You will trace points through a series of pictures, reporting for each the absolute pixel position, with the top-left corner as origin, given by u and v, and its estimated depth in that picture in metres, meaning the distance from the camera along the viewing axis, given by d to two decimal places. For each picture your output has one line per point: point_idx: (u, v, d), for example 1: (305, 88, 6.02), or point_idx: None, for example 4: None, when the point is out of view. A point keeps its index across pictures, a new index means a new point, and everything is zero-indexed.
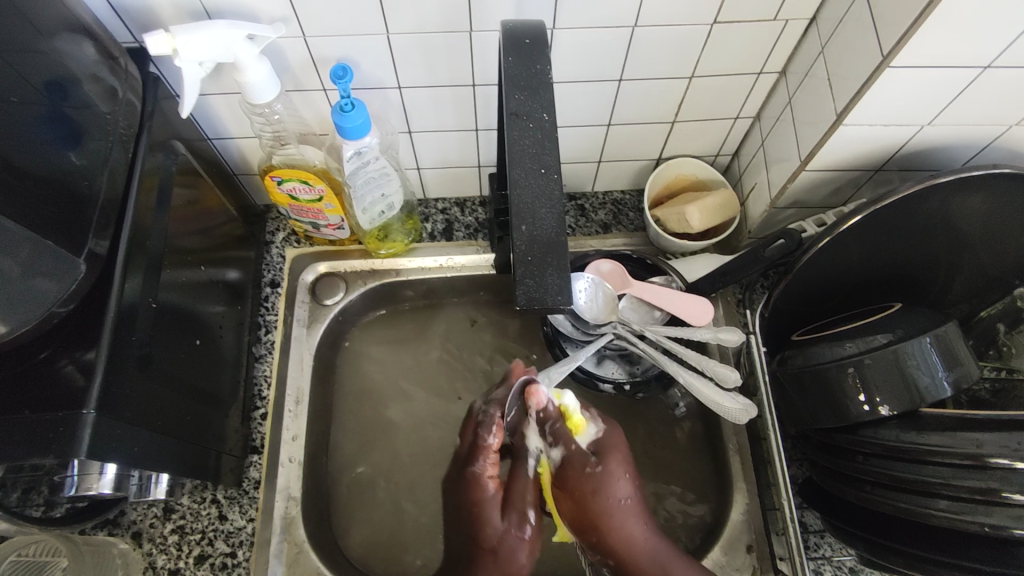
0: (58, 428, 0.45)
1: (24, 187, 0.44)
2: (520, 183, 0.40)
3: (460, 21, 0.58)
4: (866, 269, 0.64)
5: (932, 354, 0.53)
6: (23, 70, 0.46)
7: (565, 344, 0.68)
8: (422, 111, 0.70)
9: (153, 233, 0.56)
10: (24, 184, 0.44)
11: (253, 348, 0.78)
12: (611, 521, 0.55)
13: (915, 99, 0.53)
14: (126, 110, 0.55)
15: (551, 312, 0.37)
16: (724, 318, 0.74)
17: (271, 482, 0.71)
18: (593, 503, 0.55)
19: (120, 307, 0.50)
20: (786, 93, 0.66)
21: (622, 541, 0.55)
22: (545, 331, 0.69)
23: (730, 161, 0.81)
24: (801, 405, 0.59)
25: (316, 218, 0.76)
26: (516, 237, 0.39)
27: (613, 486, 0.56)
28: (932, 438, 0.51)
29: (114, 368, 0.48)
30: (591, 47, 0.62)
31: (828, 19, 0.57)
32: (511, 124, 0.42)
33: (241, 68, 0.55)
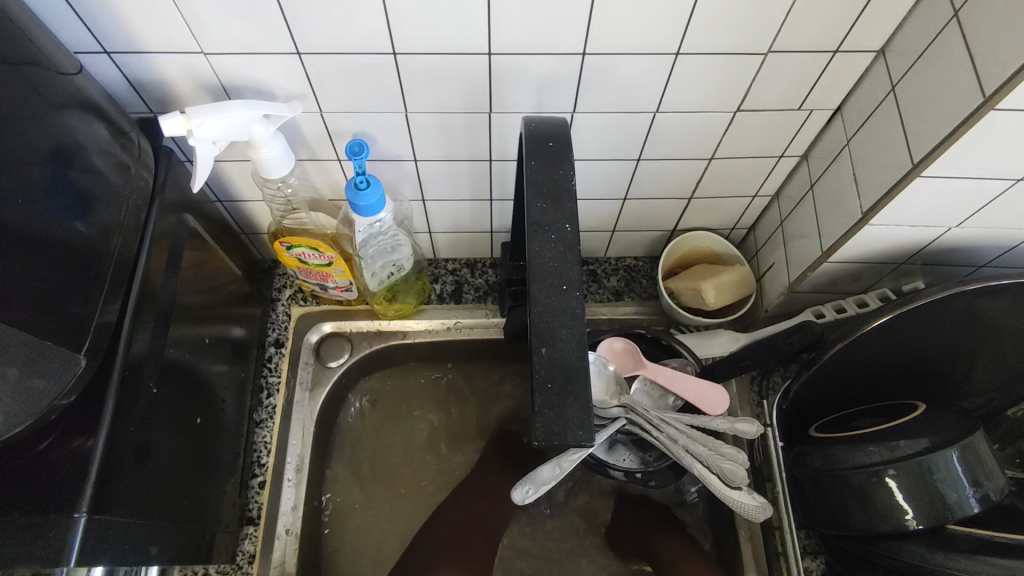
0: (48, 532, 0.43)
1: (24, 264, 0.42)
2: (541, 300, 0.38)
3: (480, 103, 0.57)
4: (886, 362, 0.62)
5: (960, 470, 0.51)
6: (31, 138, 0.44)
7: None
8: (437, 182, 0.68)
9: (160, 308, 0.55)
10: (29, 266, 0.42)
11: (255, 412, 0.76)
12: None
13: (945, 205, 0.52)
14: (138, 186, 0.54)
15: (572, 447, 0.35)
16: (738, 398, 0.72)
17: (267, 557, 0.69)
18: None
19: (120, 397, 0.48)
20: (807, 177, 0.65)
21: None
22: None
23: (746, 234, 0.80)
24: (819, 509, 0.57)
25: (324, 281, 0.74)
26: (535, 360, 0.37)
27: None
28: (960, 562, 0.49)
29: (110, 462, 0.46)
30: (613, 130, 0.61)
31: (854, 112, 0.57)
32: (532, 234, 0.40)
33: (257, 145, 0.54)
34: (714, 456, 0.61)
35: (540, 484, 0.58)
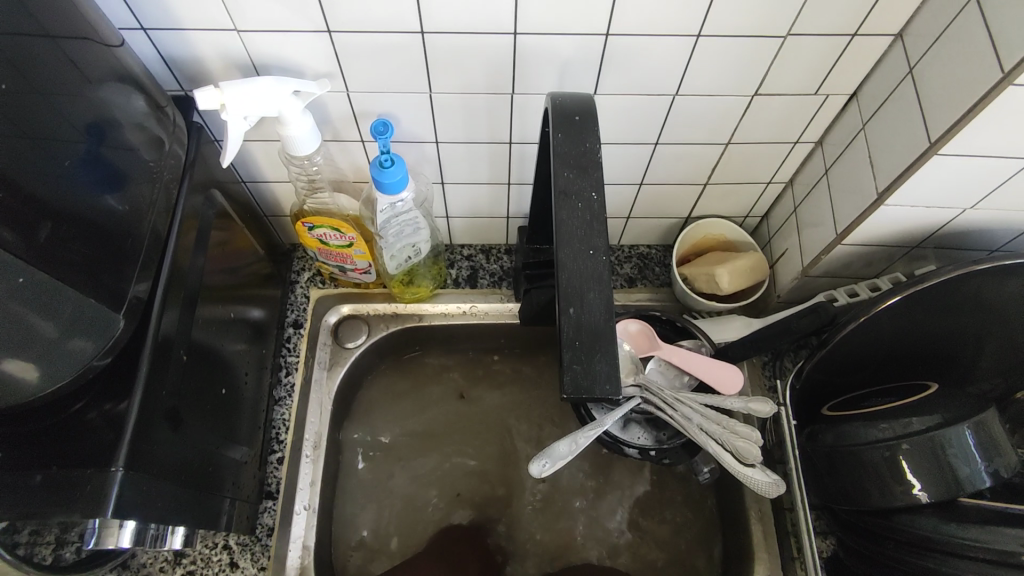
0: (85, 485, 0.44)
1: (65, 231, 0.43)
2: (568, 264, 0.40)
3: (503, 84, 0.58)
4: (898, 345, 0.63)
5: (971, 444, 0.52)
6: (67, 113, 0.45)
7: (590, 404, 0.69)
8: (457, 165, 0.70)
9: (189, 280, 0.56)
10: (68, 234, 0.43)
11: (274, 390, 0.77)
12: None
13: (960, 185, 0.53)
14: (171, 161, 0.55)
15: (599, 401, 0.37)
16: (750, 382, 0.73)
17: (285, 530, 0.70)
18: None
19: (153, 361, 0.50)
20: (822, 163, 0.66)
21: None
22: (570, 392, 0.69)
23: (759, 223, 0.81)
24: (832, 484, 0.58)
25: (343, 262, 0.76)
26: (562, 320, 0.38)
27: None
28: (971, 530, 0.50)
29: (144, 422, 0.48)
30: (632, 113, 0.62)
31: (870, 96, 0.58)
32: (560, 202, 0.42)
33: (285, 122, 0.55)
34: (728, 434, 0.62)
35: (558, 458, 0.59)
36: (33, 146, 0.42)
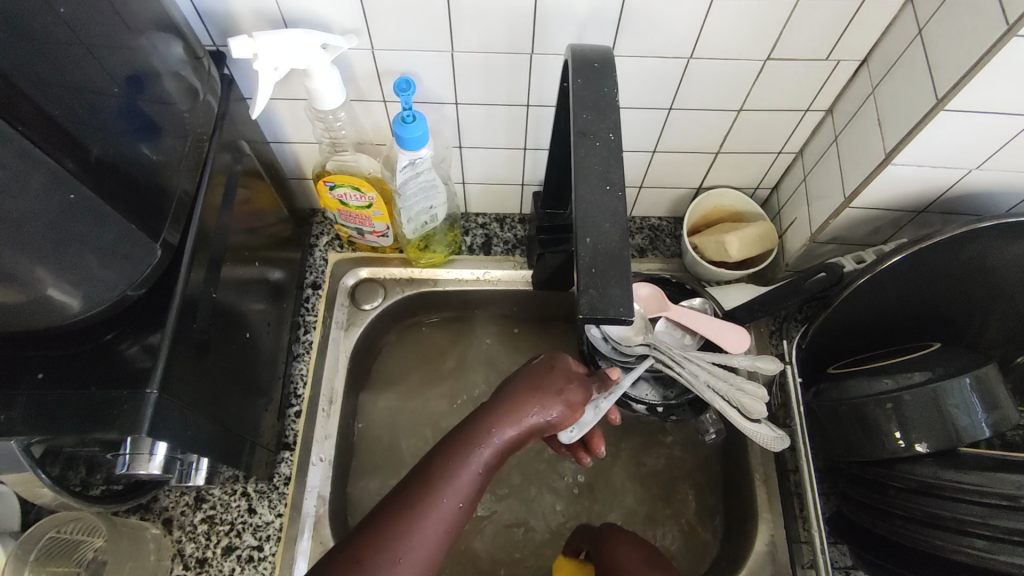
0: (121, 406, 0.46)
1: (110, 176, 0.44)
2: (586, 198, 0.42)
3: (524, 44, 0.60)
4: (904, 308, 0.64)
5: (972, 396, 0.54)
6: (111, 66, 0.46)
7: (601, 362, 0.70)
8: (475, 128, 0.72)
9: (217, 226, 0.59)
10: (112, 179, 0.44)
11: (292, 347, 0.79)
12: (465, 471, 0.48)
13: (965, 143, 0.54)
14: (204, 111, 0.58)
15: (613, 323, 0.39)
16: (756, 348, 0.75)
17: (302, 479, 0.72)
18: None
19: (184, 297, 0.52)
20: (832, 131, 0.68)
21: (475, 435, 0.49)
22: (582, 348, 0.71)
23: (769, 195, 0.83)
24: (834, 436, 0.60)
25: (361, 224, 0.78)
26: (580, 249, 0.40)
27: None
28: (969, 476, 0.52)
29: (176, 352, 0.50)
30: (648, 76, 0.64)
31: (880, 61, 0.59)
32: (579, 141, 0.44)
33: (313, 75, 0.58)
34: (734, 392, 0.63)
35: (585, 426, 0.57)
36: (80, 94, 0.42)
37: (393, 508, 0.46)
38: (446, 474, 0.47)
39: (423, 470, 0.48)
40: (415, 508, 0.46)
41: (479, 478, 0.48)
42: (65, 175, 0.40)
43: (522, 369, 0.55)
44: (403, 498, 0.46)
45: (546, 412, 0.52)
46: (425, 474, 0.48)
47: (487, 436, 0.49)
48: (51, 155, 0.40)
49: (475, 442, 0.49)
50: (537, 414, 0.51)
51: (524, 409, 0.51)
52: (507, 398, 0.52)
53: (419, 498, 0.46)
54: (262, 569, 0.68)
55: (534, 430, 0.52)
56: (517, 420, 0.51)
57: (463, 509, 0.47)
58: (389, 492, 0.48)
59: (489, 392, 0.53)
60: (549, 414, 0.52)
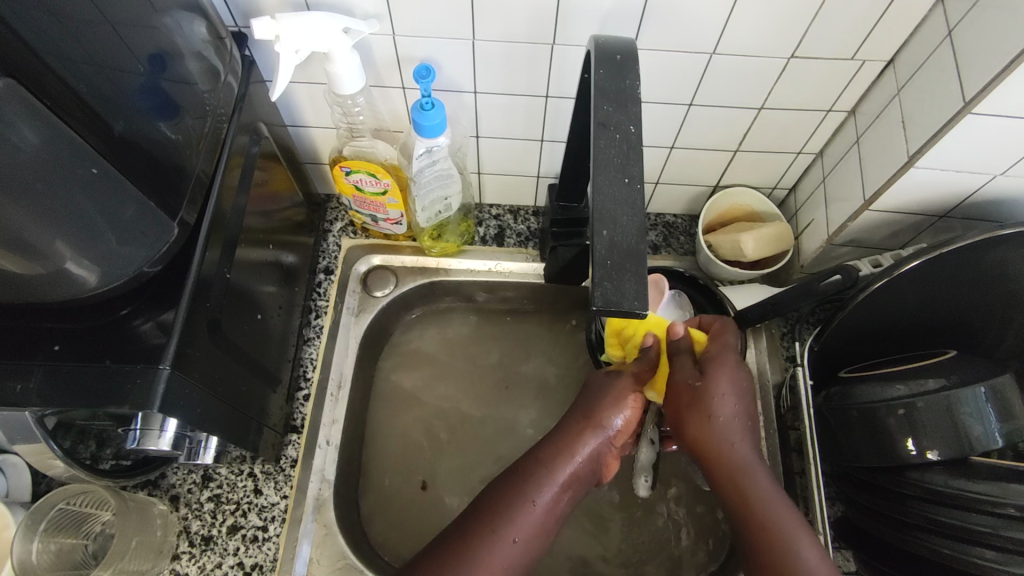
0: (135, 380, 0.47)
1: (133, 153, 0.44)
2: (603, 189, 0.42)
3: (545, 34, 0.60)
4: (920, 315, 0.63)
5: (985, 405, 0.53)
6: (137, 43, 0.46)
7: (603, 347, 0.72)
8: (493, 117, 0.71)
9: (233, 208, 0.59)
10: (134, 156, 0.45)
11: (303, 330, 0.79)
12: (535, 503, 0.50)
13: (990, 148, 0.53)
14: (224, 92, 0.58)
15: (627, 315, 0.38)
16: (768, 349, 0.77)
17: (308, 462, 0.72)
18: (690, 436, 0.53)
19: (199, 275, 0.52)
20: (854, 132, 0.67)
21: (539, 469, 0.51)
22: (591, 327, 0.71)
23: (786, 195, 0.82)
24: (844, 442, 0.60)
25: (376, 211, 0.78)
26: (596, 240, 0.40)
27: (740, 460, 0.51)
28: (980, 486, 0.51)
29: (189, 330, 0.50)
30: (669, 70, 0.63)
31: (906, 62, 0.58)
32: (598, 132, 0.43)
33: (333, 59, 0.57)
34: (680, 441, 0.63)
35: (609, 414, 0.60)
36: (101, 70, 0.42)
37: (456, 543, 0.49)
38: (510, 506, 0.50)
39: (483, 505, 0.51)
40: (482, 535, 0.49)
41: (537, 517, 0.50)
42: (87, 148, 0.41)
43: (582, 394, 0.56)
44: (474, 522, 0.50)
45: (606, 432, 0.53)
46: (482, 516, 0.50)
47: (547, 470, 0.51)
48: (72, 128, 0.40)
49: (530, 479, 0.51)
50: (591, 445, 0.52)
51: (585, 435, 0.53)
52: (565, 427, 0.54)
53: (480, 535, 0.49)
54: (266, 549, 0.68)
55: (594, 457, 0.53)
56: (573, 450, 0.52)
57: (520, 544, 0.49)
58: (456, 522, 0.51)
59: (552, 424, 0.55)
60: (605, 430, 0.53)
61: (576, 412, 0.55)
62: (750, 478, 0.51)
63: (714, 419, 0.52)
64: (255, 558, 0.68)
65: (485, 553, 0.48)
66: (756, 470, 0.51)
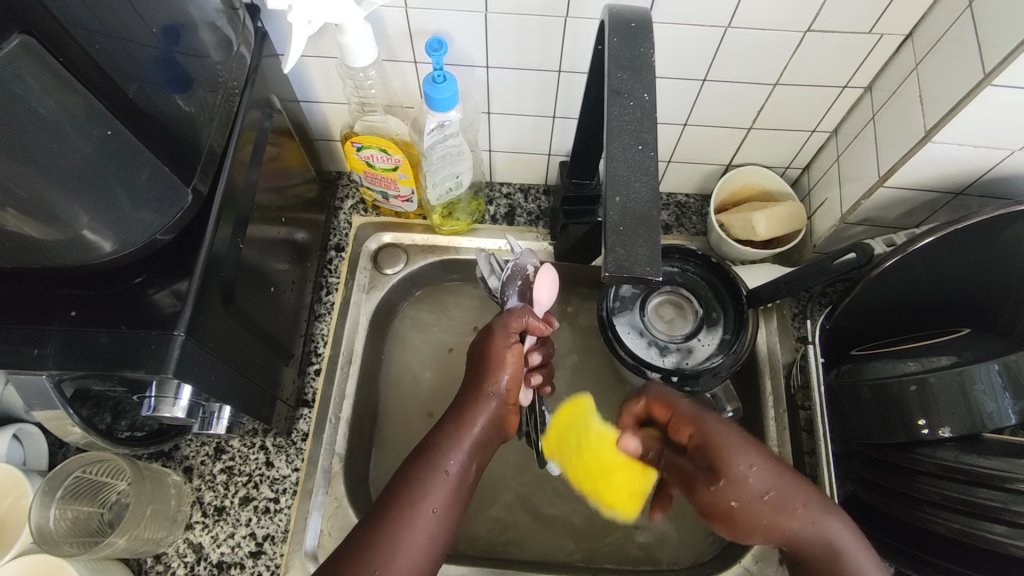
0: (151, 345, 0.48)
1: (147, 121, 0.45)
2: (616, 156, 0.42)
3: (558, 6, 0.59)
4: (934, 292, 0.63)
5: (1000, 383, 0.52)
6: (153, 10, 0.46)
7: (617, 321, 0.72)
8: (505, 92, 0.71)
9: (245, 182, 0.59)
10: (148, 123, 0.45)
11: (314, 307, 0.80)
12: (445, 472, 0.52)
13: (1008, 122, 0.53)
14: (237, 64, 0.58)
15: (639, 281, 0.38)
16: (779, 330, 0.77)
17: (318, 436, 0.73)
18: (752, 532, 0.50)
19: (212, 243, 0.53)
20: (870, 109, 0.66)
21: (440, 442, 0.54)
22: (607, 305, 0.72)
23: (799, 175, 0.81)
24: (856, 419, 0.60)
25: (387, 188, 0.78)
26: (608, 207, 0.40)
27: (795, 524, 0.50)
28: (993, 461, 0.51)
29: (203, 299, 0.51)
30: (683, 44, 0.63)
31: (925, 35, 0.58)
32: (612, 100, 0.43)
33: (346, 30, 0.57)
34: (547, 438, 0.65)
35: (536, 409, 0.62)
36: (118, 41, 0.42)
37: (373, 524, 0.49)
38: (421, 478, 0.51)
39: (395, 486, 0.52)
40: (401, 512, 0.49)
41: (449, 483, 0.52)
42: (101, 110, 0.41)
43: (470, 369, 0.60)
44: (387, 506, 0.50)
45: (496, 394, 0.57)
46: (396, 494, 0.51)
47: (452, 441, 0.54)
48: (87, 89, 0.40)
49: (438, 454, 0.53)
50: (488, 409, 0.56)
51: (479, 403, 0.56)
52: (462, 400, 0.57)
53: (396, 511, 0.49)
54: (278, 520, 0.69)
55: (490, 420, 0.56)
56: (474, 421, 0.55)
57: (437, 511, 0.50)
58: (374, 505, 0.51)
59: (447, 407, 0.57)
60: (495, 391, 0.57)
61: (469, 388, 0.58)
62: (834, 540, 0.50)
63: (759, 494, 0.50)
64: (266, 529, 0.69)
65: (403, 528, 0.49)
66: (830, 528, 0.50)
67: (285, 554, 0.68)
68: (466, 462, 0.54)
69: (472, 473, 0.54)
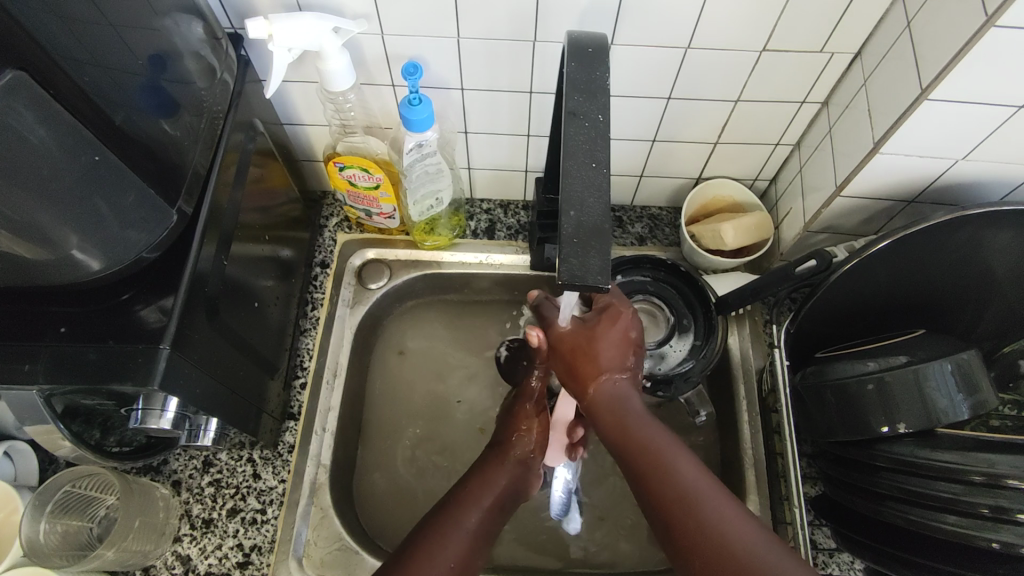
0: (138, 359, 0.50)
1: (131, 147, 0.47)
2: (572, 173, 0.44)
3: (526, 30, 0.63)
4: (891, 296, 0.66)
5: (951, 381, 0.55)
6: (138, 43, 0.49)
7: None
8: (480, 113, 0.74)
9: (229, 204, 0.62)
10: (133, 149, 0.47)
11: (300, 322, 0.82)
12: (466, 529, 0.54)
13: (949, 133, 0.56)
14: (219, 89, 0.61)
15: (591, 290, 0.41)
16: (751, 336, 0.80)
17: (304, 448, 0.74)
18: (656, 486, 0.50)
19: (197, 261, 0.55)
20: (827, 123, 0.69)
21: (466, 493, 0.58)
22: None
23: (767, 186, 0.84)
24: (819, 418, 0.62)
25: (370, 206, 0.80)
26: (564, 220, 0.43)
27: (693, 488, 0.49)
28: (945, 455, 0.54)
29: (188, 314, 0.53)
30: (646, 64, 0.66)
31: (872, 54, 0.61)
32: (569, 121, 0.46)
33: (324, 57, 0.60)
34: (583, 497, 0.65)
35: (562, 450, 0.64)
36: (101, 71, 0.44)
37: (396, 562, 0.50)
38: (446, 532, 0.53)
39: (418, 536, 0.53)
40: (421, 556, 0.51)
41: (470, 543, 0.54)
42: (90, 137, 0.43)
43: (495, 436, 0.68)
44: (413, 542, 0.52)
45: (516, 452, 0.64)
46: (420, 541, 0.52)
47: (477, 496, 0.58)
48: (75, 117, 0.42)
49: (463, 510, 0.56)
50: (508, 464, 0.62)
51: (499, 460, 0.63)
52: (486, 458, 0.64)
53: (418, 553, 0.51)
54: (265, 531, 0.71)
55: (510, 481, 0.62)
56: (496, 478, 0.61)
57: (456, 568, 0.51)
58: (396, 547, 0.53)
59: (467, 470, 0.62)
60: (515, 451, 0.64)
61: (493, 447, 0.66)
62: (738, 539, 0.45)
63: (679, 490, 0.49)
64: (253, 540, 0.70)
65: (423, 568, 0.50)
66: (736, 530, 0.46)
67: (272, 563, 0.69)
68: (485, 518, 0.56)
69: (489, 537, 0.56)
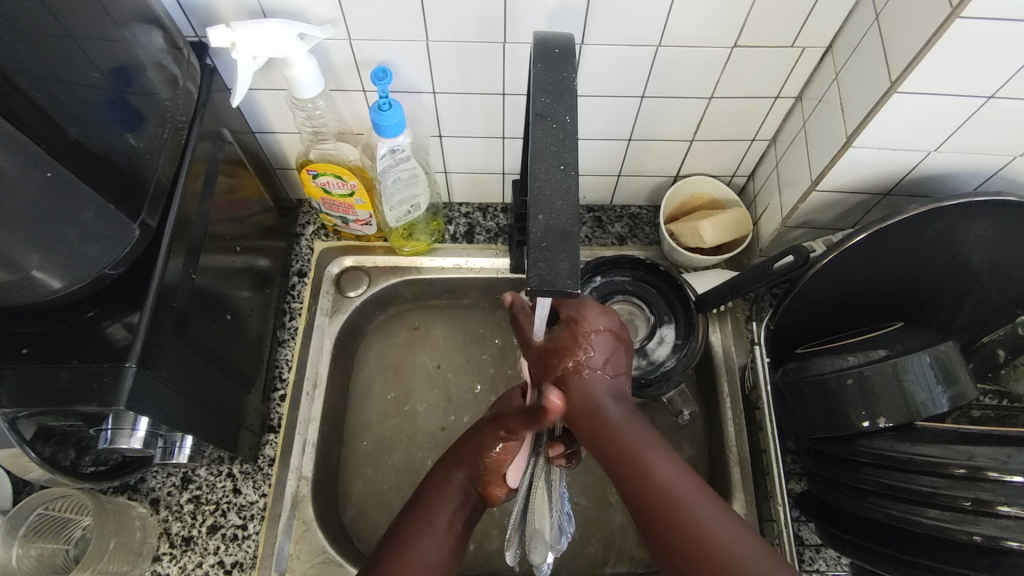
0: (103, 378, 0.49)
1: (88, 162, 0.46)
2: (541, 176, 0.44)
3: (495, 32, 0.62)
4: (870, 290, 0.66)
5: (930, 372, 0.55)
6: (95, 54, 0.48)
7: None
8: (454, 116, 0.74)
9: (198, 215, 0.61)
10: (91, 162, 0.46)
11: (278, 333, 0.81)
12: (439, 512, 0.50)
13: (921, 124, 0.56)
14: (183, 98, 0.59)
15: (562, 294, 0.40)
16: (733, 332, 0.79)
17: (285, 460, 0.73)
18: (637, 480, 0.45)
19: (164, 276, 0.54)
20: (801, 118, 0.69)
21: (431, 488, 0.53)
22: None
23: (745, 182, 0.84)
24: (801, 414, 0.62)
25: (346, 213, 0.79)
26: (533, 225, 0.42)
27: (673, 485, 0.43)
28: (924, 448, 0.53)
29: (155, 331, 0.52)
30: (618, 64, 0.65)
31: (843, 47, 0.61)
32: (537, 123, 0.45)
33: (291, 64, 0.59)
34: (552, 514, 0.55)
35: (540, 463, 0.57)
36: (54, 84, 0.43)
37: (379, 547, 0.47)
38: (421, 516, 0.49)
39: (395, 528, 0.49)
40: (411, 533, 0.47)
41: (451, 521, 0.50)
42: (43, 153, 0.42)
43: None
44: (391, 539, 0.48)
45: None
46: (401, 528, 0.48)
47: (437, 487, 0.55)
48: (25, 133, 0.41)
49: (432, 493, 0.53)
50: None
51: None
52: None
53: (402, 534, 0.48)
54: (246, 547, 0.70)
55: None
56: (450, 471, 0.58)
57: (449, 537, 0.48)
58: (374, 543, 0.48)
59: None
60: None
61: None
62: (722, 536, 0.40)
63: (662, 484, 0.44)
64: (234, 556, 0.69)
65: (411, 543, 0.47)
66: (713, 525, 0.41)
67: None
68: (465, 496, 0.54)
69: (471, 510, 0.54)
